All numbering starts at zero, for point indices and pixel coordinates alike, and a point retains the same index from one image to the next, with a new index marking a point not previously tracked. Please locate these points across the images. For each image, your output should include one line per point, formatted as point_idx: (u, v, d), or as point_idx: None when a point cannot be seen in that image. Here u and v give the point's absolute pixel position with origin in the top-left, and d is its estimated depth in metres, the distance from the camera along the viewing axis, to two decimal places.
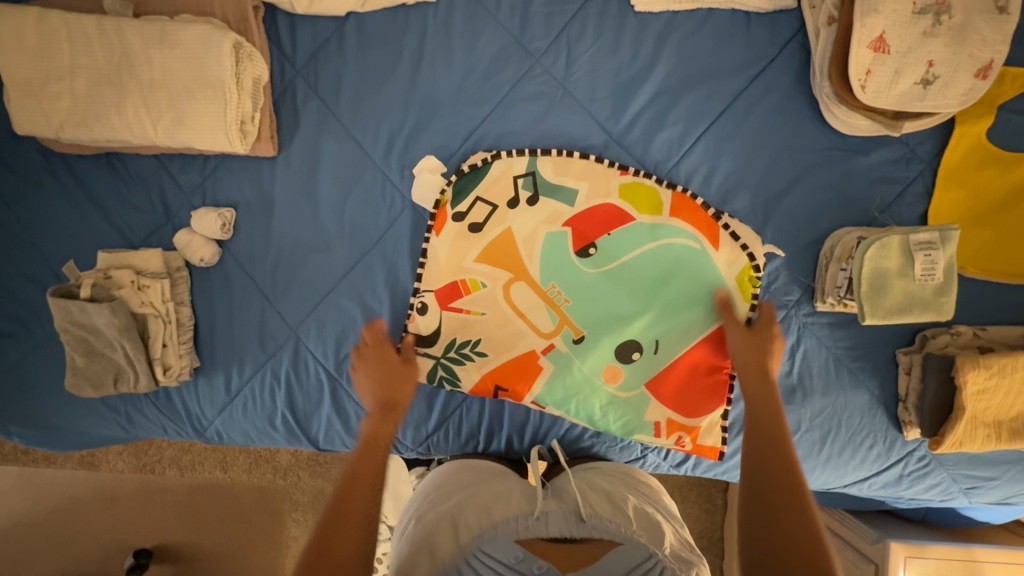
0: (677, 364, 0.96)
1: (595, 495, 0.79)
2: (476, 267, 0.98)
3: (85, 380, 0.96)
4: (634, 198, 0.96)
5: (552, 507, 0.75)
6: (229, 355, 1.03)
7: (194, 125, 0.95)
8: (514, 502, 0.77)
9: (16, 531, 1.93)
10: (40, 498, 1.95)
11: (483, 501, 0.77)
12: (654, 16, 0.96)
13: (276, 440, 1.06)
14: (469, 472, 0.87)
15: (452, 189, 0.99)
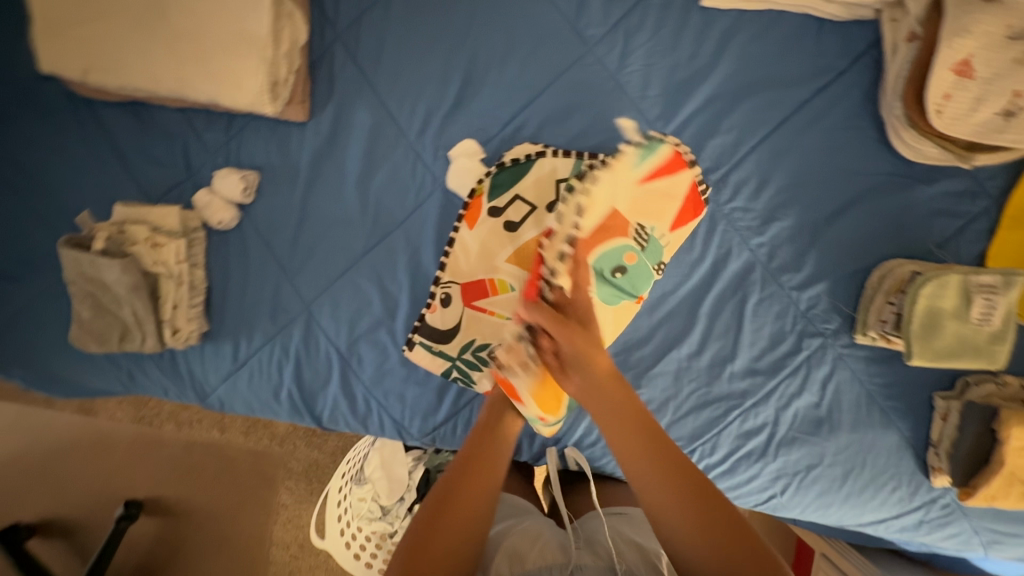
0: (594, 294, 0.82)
1: (626, 546, 0.79)
2: (506, 267, 0.94)
3: (91, 335, 0.93)
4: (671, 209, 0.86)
5: (587, 561, 0.76)
6: (239, 323, 1.00)
7: (225, 82, 0.91)
8: (548, 551, 0.78)
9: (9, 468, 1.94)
10: (36, 438, 1.95)
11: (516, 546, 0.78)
12: (721, 13, 0.90)
13: (278, 414, 1.03)
14: (505, 511, 0.90)
15: (490, 181, 0.94)
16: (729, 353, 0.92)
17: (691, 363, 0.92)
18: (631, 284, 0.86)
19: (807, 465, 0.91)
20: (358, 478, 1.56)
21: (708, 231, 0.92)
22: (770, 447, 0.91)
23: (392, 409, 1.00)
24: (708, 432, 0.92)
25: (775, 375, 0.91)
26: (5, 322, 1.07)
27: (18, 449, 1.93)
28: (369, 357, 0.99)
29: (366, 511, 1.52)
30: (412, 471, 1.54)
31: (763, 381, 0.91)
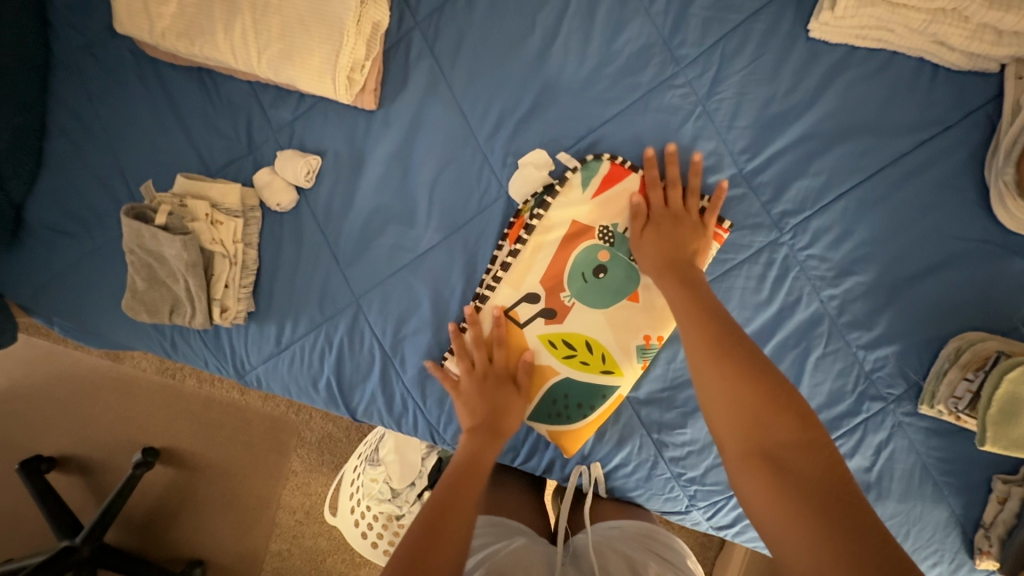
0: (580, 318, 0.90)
1: (617, 563, 0.75)
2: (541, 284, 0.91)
3: (142, 305, 0.93)
4: None
5: None
6: (286, 307, 0.99)
7: (300, 62, 0.89)
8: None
9: (39, 401, 2.00)
10: (66, 376, 2.00)
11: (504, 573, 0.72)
12: (828, 47, 0.84)
13: (314, 401, 1.03)
14: (492, 533, 0.82)
15: (533, 201, 0.90)
16: None
17: None
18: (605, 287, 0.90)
19: None
20: (372, 459, 1.57)
21: (780, 276, 0.88)
22: None
23: (429, 413, 0.98)
24: None
25: (829, 434, 0.88)
26: (54, 274, 1.07)
27: (52, 382, 2.00)
28: (412, 357, 0.97)
29: (376, 493, 1.53)
30: (424, 458, 1.55)
31: None
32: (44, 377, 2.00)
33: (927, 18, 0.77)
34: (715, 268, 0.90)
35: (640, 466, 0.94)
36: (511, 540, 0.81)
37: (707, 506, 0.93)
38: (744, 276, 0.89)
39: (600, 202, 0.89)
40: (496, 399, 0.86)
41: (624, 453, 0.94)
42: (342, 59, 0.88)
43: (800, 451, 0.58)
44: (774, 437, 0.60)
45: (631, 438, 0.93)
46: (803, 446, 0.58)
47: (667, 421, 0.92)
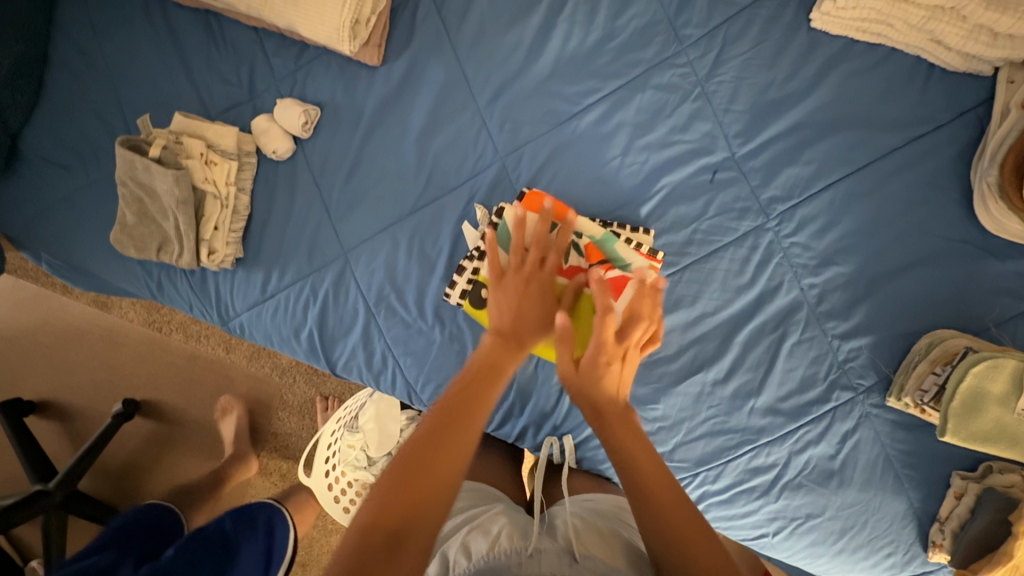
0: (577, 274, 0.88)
1: (587, 531, 0.73)
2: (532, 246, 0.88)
3: (130, 240, 0.94)
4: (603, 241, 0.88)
5: (546, 544, 0.69)
6: (274, 256, 0.99)
7: (306, 10, 0.89)
8: (506, 538, 0.70)
9: (25, 343, 2.00)
10: (53, 321, 2.00)
11: (471, 537, 0.72)
12: (829, 38, 0.85)
13: (295, 352, 1.04)
14: (466, 499, 0.83)
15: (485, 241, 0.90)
16: (755, 388, 0.90)
17: (715, 390, 0.91)
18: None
19: (806, 513, 0.90)
20: (351, 425, 1.58)
21: (763, 261, 0.89)
22: (774, 487, 0.91)
23: (408, 371, 0.99)
24: (715, 460, 0.92)
25: (797, 419, 0.89)
26: (45, 206, 1.07)
27: (39, 326, 2.00)
28: (394, 315, 0.98)
29: (352, 459, 1.54)
30: (403, 428, 1.57)
31: (783, 423, 0.89)
32: (30, 321, 2.00)
33: (926, 15, 0.79)
34: (701, 249, 0.91)
35: None
36: (490, 505, 0.81)
37: None
38: (728, 258, 0.90)
39: None
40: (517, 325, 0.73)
41: None
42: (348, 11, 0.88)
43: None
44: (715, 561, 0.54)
45: None
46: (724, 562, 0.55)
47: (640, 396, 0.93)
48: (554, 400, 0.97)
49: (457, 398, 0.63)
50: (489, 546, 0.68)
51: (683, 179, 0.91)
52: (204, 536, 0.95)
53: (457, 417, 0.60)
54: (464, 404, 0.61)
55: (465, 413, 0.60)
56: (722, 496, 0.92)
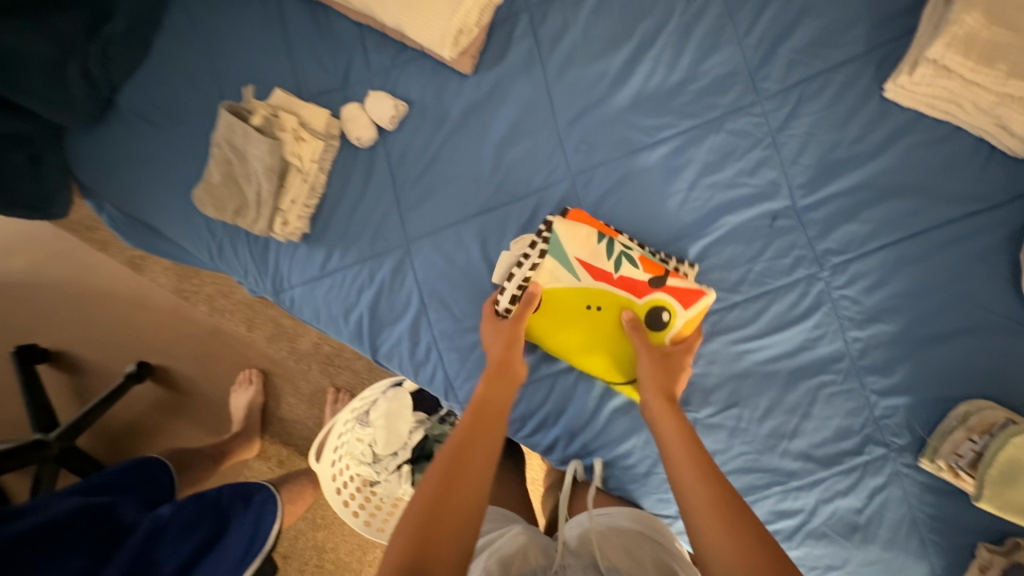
0: (624, 287, 0.92)
1: (610, 545, 0.76)
2: (579, 260, 0.92)
3: (211, 199, 0.96)
4: (646, 264, 0.91)
5: (571, 561, 0.73)
6: (339, 237, 1.03)
7: (415, 13, 0.93)
8: (532, 556, 0.75)
9: (57, 292, 2.04)
10: (86, 274, 2.03)
11: (503, 555, 0.73)
12: (898, 109, 0.91)
13: (340, 332, 1.06)
14: (488, 521, 0.87)
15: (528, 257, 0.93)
16: (789, 431, 0.91)
17: (750, 428, 0.92)
18: (615, 308, 0.94)
19: (826, 565, 0.90)
20: (362, 419, 1.59)
21: (811, 308, 0.92)
22: (797, 533, 0.91)
23: (449, 366, 1.02)
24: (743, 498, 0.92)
25: (828, 467, 0.90)
26: (127, 158, 1.12)
27: (71, 278, 2.04)
28: (445, 309, 1.01)
29: (359, 453, 1.57)
30: (412, 431, 1.59)
31: (814, 469, 0.90)
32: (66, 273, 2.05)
33: (995, 100, 0.82)
34: (753, 288, 0.94)
35: (640, 462, 0.96)
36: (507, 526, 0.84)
37: None
38: (780, 302, 0.93)
39: (585, 260, 0.92)
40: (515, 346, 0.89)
41: (629, 446, 0.96)
42: (455, 22, 0.93)
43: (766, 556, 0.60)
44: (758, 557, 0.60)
45: (639, 432, 0.96)
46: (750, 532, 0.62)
47: None
48: (588, 416, 0.98)
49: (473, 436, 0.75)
50: (518, 563, 0.73)
51: (743, 219, 0.95)
52: (206, 500, 1.06)
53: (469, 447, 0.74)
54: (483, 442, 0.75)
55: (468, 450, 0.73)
56: None
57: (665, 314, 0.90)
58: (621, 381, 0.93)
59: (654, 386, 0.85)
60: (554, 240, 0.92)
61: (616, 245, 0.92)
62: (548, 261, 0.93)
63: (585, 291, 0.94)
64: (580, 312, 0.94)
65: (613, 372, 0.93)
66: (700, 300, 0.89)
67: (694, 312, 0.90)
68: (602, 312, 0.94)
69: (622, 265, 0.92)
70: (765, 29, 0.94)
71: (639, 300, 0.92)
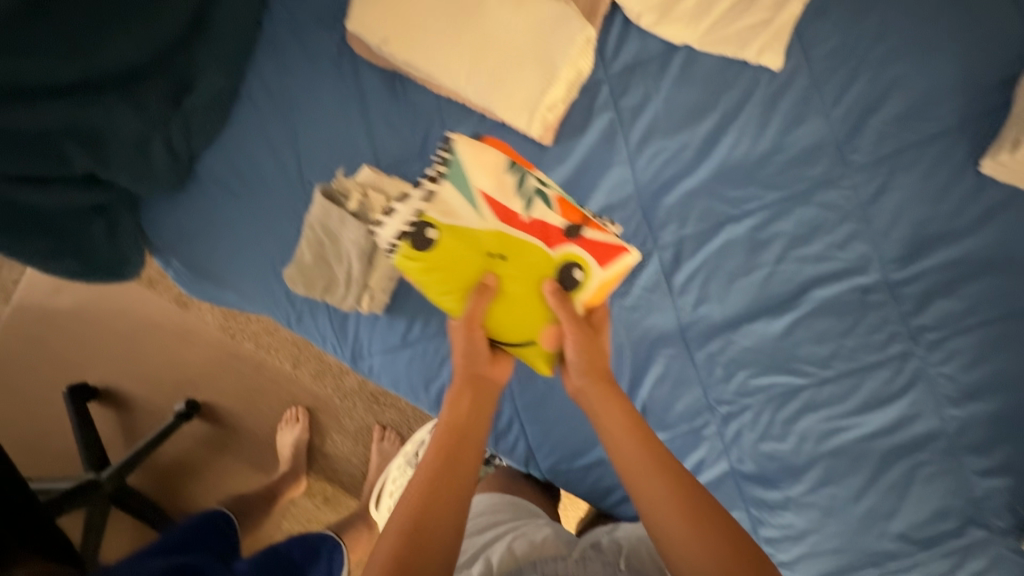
0: (532, 228, 0.78)
1: (628, 542, 0.81)
2: (483, 186, 0.77)
3: (302, 278, 0.98)
4: (562, 206, 0.80)
5: (591, 556, 0.78)
6: (420, 308, 1.03)
7: (506, 96, 0.94)
8: (551, 547, 0.81)
9: (105, 331, 2.06)
10: (135, 313, 2.06)
11: (520, 544, 0.82)
12: (994, 185, 0.90)
13: (420, 400, 1.07)
14: (509, 511, 0.94)
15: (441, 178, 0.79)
16: (887, 511, 0.90)
17: (846, 507, 0.91)
18: (520, 259, 0.78)
19: None
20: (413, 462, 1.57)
21: (907, 385, 0.91)
22: None
23: (532, 436, 1.02)
24: None
25: (928, 549, 0.88)
26: (205, 226, 1.13)
27: (121, 316, 2.06)
28: (529, 380, 1.01)
29: None
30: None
31: (913, 551, 0.89)
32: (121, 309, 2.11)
33: None
34: (846, 364, 0.93)
35: None
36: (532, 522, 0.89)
37: None
38: (875, 379, 0.92)
39: (490, 184, 0.78)
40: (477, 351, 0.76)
41: None
42: (541, 110, 0.94)
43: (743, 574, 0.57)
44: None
45: (730, 510, 0.95)
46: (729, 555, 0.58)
47: (766, 500, 0.93)
48: None
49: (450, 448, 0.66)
50: (534, 551, 0.80)
51: (834, 293, 0.93)
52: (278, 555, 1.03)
53: (458, 444, 0.67)
54: (455, 447, 0.66)
55: (458, 451, 0.66)
56: None
57: (576, 271, 0.78)
58: (518, 344, 0.80)
59: (587, 374, 0.73)
60: (456, 161, 0.78)
61: (529, 181, 0.79)
62: (446, 189, 0.77)
63: (486, 230, 0.78)
64: (480, 261, 0.79)
65: (516, 332, 0.79)
66: (620, 258, 0.80)
67: (609, 270, 0.80)
68: (505, 262, 0.79)
69: (535, 206, 0.78)
70: (855, 100, 0.93)
71: (552, 252, 0.78)
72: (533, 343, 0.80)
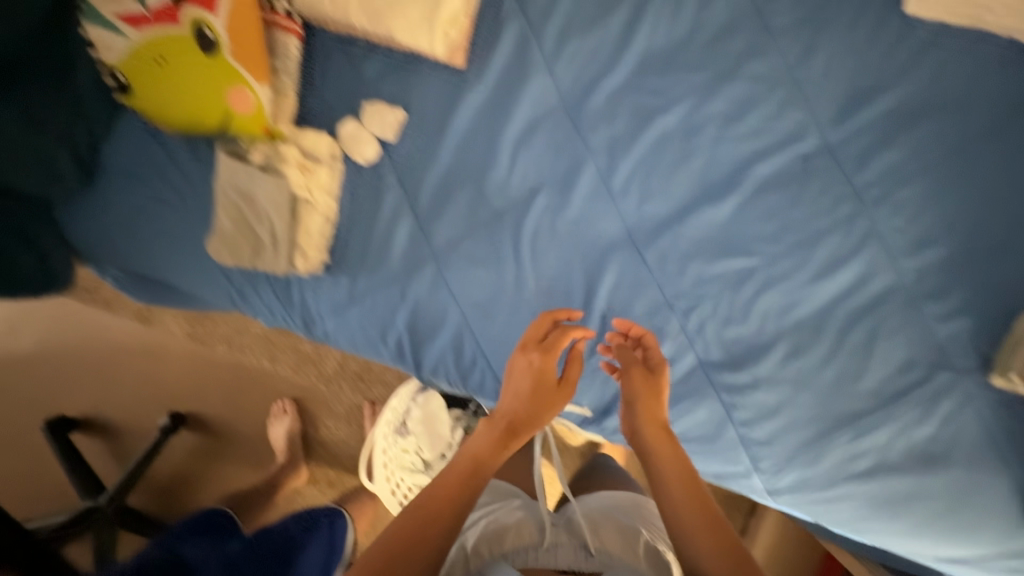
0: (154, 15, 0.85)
1: (607, 529, 0.87)
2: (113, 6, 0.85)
3: (226, 247, 0.92)
4: None
5: (562, 542, 0.85)
6: (360, 261, 0.99)
7: (399, 14, 0.89)
8: (526, 533, 0.88)
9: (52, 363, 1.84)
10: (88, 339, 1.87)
11: (495, 530, 0.88)
12: (919, 24, 0.86)
13: (380, 354, 1.05)
14: (490, 494, 0.99)
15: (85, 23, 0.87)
16: (854, 372, 0.90)
17: (815, 376, 0.91)
18: (176, 54, 0.88)
19: (907, 495, 0.91)
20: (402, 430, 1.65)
21: (860, 244, 0.89)
22: (874, 470, 0.91)
23: (499, 369, 1.00)
24: (814, 444, 0.92)
25: (894, 402, 0.90)
26: (123, 218, 1.03)
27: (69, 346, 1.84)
28: (486, 316, 0.98)
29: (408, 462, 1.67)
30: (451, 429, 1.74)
31: (880, 405, 0.90)
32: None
33: None
34: (796, 236, 0.91)
35: (707, 425, 0.94)
36: (505, 501, 0.97)
37: (768, 471, 0.94)
38: (828, 246, 0.90)
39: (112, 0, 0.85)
40: (529, 407, 0.80)
41: (693, 414, 0.94)
42: (439, 27, 0.89)
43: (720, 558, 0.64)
44: (711, 549, 0.65)
45: (703, 400, 0.94)
46: (720, 550, 0.65)
47: (737, 383, 0.93)
48: None
49: (466, 481, 0.73)
50: (515, 542, 0.85)
51: (775, 168, 0.91)
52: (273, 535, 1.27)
53: (460, 478, 0.73)
54: (473, 481, 0.73)
55: (468, 468, 0.74)
56: (820, 480, 0.93)
57: (207, 33, 0.86)
58: (231, 123, 0.94)
59: (676, 474, 0.73)
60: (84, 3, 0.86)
61: None
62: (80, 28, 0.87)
63: (144, 45, 0.87)
64: (149, 70, 0.89)
65: (221, 118, 0.93)
66: None
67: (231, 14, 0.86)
68: (167, 61, 0.88)
69: None
70: None
71: (182, 28, 0.86)
72: (234, 113, 0.92)
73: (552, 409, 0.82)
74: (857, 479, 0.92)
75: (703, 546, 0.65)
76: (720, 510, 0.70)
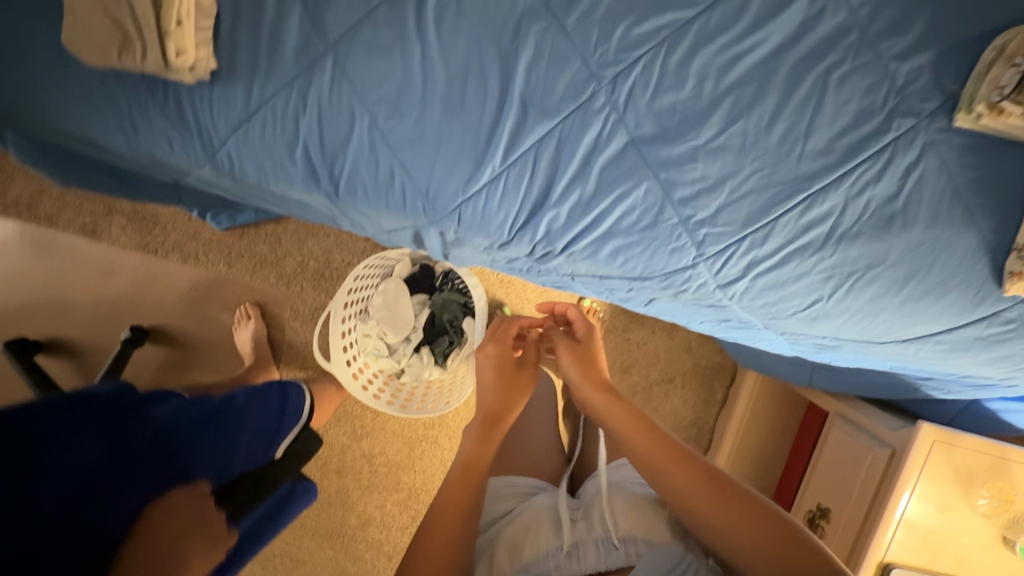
0: None
1: (628, 512, 1.04)
2: None
3: (86, 41, 0.84)
4: None
5: (585, 541, 1.01)
6: (250, 64, 0.88)
7: None
8: (545, 540, 1.04)
9: (40, 281, 1.99)
10: (62, 260, 1.99)
11: (516, 544, 1.04)
12: None
13: (292, 178, 0.96)
14: (507, 496, 1.20)
15: None
16: (804, 130, 0.80)
17: (761, 139, 0.81)
18: None
19: (867, 264, 0.84)
20: (363, 316, 1.73)
21: None
22: (831, 239, 0.83)
23: (420, 179, 0.92)
24: (763, 219, 0.83)
25: (851, 158, 0.80)
26: None
27: (54, 271, 1.99)
28: (398, 116, 0.88)
29: (372, 347, 1.70)
30: (416, 312, 1.73)
31: (836, 164, 0.80)
32: (31, 255, 1.98)
33: None
34: None
35: (647, 212, 0.87)
36: (525, 491, 1.21)
37: (715, 257, 0.87)
38: None
39: None
40: (506, 398, 1.14)
41: (628, 202, 0.86)
42: None
43: (706, 494, 0.91)
44: (704, 507, 0.90)
45: (639, 183, 0.85)
46: (683, 468, 0.94)
47: (676, 158, 0.83)
48: (579, 190, 0.87)
49: (467, 485, 1.00)
50: (541, 559, 1.01)
51: None
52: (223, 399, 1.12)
53: (468, 475, 1.02)
54: (474, 469, 1.03)
55: (472, 461, 1.04)
56: (771, 259, 0.86)
57: None
58: None
59: (585, 379, 1.13)
60: None
61: None
62: None
63: None
64: None
65: None
66: None
67: None
68: None
69: None
70: None
71: None
72: None
73: (591, 362, 1.17)
74: (812, 253, 0.84)
75: (678, 490, 0.93)
76: (715, 467, 0.96)
